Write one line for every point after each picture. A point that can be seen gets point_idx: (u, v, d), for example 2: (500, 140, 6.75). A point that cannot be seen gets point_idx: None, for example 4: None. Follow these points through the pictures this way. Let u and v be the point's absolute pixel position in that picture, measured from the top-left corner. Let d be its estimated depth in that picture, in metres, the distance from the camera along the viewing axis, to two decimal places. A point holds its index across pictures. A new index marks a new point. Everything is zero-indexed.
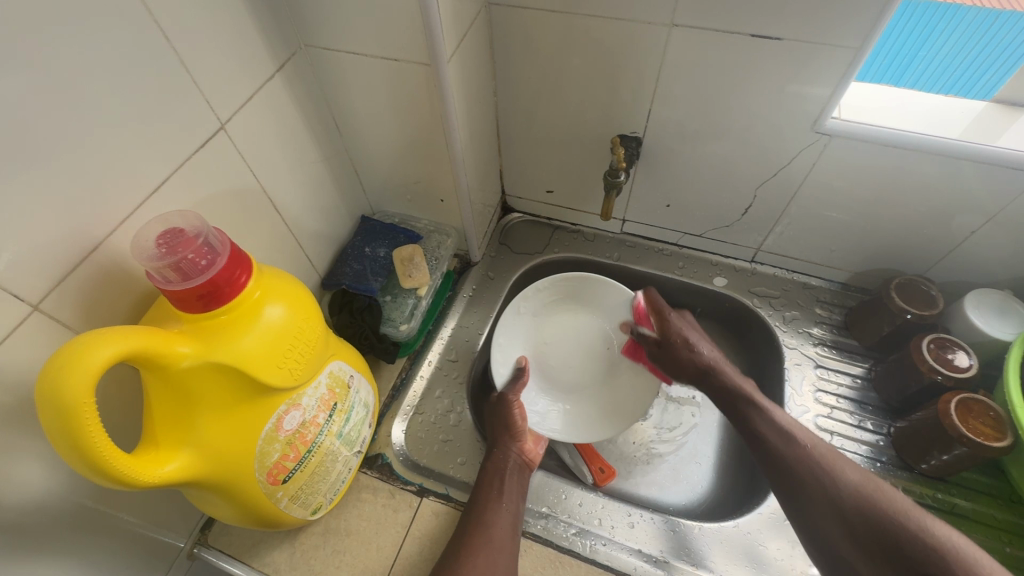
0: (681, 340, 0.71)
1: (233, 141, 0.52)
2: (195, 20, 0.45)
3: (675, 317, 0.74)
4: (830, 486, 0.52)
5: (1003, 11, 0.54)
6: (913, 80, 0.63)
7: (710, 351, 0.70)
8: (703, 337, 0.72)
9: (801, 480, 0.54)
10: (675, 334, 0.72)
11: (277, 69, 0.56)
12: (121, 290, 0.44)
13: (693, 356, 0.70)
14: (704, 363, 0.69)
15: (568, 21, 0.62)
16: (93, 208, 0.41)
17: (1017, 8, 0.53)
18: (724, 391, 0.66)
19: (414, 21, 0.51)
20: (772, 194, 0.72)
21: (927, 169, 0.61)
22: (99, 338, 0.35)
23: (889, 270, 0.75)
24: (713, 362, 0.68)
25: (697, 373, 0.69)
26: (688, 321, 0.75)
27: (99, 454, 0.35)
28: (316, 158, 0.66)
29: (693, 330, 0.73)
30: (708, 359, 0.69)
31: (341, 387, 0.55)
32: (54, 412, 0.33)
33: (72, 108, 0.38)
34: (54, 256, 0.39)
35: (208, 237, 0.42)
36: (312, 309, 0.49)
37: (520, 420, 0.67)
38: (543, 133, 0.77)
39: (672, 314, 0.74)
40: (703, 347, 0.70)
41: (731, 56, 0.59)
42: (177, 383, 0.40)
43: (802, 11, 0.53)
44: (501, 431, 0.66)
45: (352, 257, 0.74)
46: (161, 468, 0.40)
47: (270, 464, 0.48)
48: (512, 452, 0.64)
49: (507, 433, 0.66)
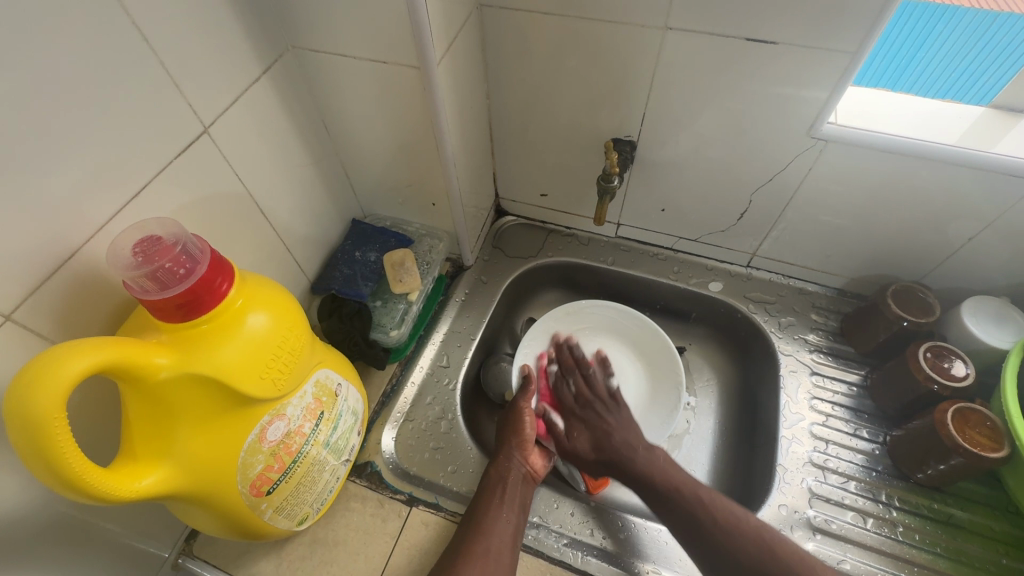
0: (590, 432, 0.67)
1: (218, 145, 0.51)
2: (177, 20, 0.44)
3: (594, 378, 0.71)
4: (711, 524, 0.56)
5: (1002, 14, 0.53)
6: (909, 84, 0.62)
7: (626, 437, 0.65)
8: (625, 420, 0.68)
9: (686, 512, 0.57)
10: (579, 414, 0.69)
11: (264, 70, 0.55)
12: (99, 298, 0.43)
13: (591, 442, 0.66)
14: (615, 444, 0.65)
15: (561, 24, 0.61)
16: (68, 214, 0.40)
17: (1016, 11, 0.53)
18: (618, 467, 0.64)
19: (402, 23, 0.50)
20: (768, 199, 0.71)
21: (924, 175, 0.60)
22: (71, 351, 0.34)
23: (885, 276, 0.75)
24: (614, 437, 0.65)
25: (590, 463, 0.66)
26: (618, 407, 0.69)
27: (72, 470, 0.34)
28: (305, 162, 0.65)
29: (609, 416, 0.68)
30: (627, 445, 0.64)
31: (328, 396, 0.54)
32: (23, 429, 0.32)
33: (46, 111, 0.37)
34: (28, 264, 0.38)
35: (187, 244, 0.41)
36: (296, 316, 0.48)
37: (530, 429, 0.66)
38: (536, 136, 0.76)
39: (597, 399, 0.70)
40: (612, 419, 0.68)
41: (727, 59, 0.58)
42: (155, 394, 0.39)
43: (797, 14, 0.52)
44: (507, 439, 0.65)
45: (342, 261, 0.73)
46: (138, 482, 0.39)
47: (253, 476, 0.47)
48: (516, 462, 0.63)
49: (515, 441, 0.65)
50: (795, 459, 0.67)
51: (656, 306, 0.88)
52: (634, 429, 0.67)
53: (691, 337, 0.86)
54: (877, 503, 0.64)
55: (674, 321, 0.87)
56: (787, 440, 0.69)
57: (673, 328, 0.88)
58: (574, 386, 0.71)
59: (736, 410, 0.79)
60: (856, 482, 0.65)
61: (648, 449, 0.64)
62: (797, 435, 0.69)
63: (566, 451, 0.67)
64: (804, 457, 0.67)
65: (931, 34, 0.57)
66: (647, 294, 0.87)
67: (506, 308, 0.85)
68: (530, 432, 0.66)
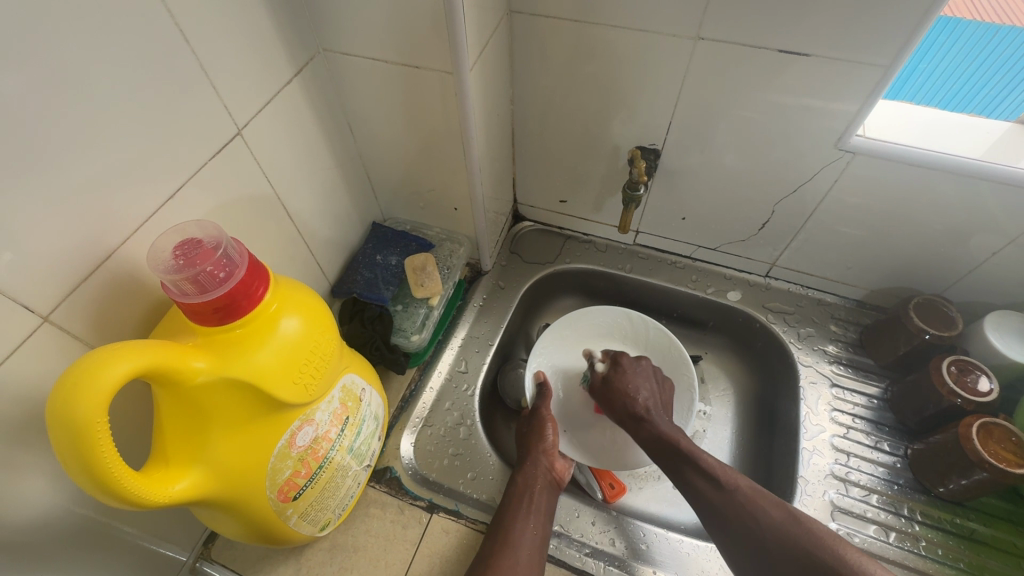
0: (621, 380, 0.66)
1: (249, 147, 0.51)
2: (214, 22, 0.43)
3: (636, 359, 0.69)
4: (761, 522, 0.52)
5: (1003, 27, 0.53)
6: (912, 94, 0.62)
7: (650, 397, 0.65)
8: (653, 386, 0.67)
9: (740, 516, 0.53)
10: (625, 362, 0.68)
11: (295, 73, 0.55)
12: (133, 299, 0.43)
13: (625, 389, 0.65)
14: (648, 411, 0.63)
15: (590, 31, 0.61)
16: (106, 215, 0.39)
17: (1018, 24, 0.53)
18: (632, 412, 0.64)
19: (437, 28, 0.50)
20: (790, 210, 0.71)
21: (950, 190, 0.60)
22: (113, 354, 0.33)
23: (905, 289, 0.75)
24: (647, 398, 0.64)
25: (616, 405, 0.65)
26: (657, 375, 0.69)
27: (109, 474, 0.34)
28: (330, 164, 0.65)
29: (642, 373, 0.67)
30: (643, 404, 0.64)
31: (353, 401, 0.54)
32: (66, 431, 0.32)
33: (87, 111, 0.36)
34: (68, 265, 0.38)
35: (226, 248, 0.41)
36: (328, 321, 0.47)
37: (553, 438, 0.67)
38: (558, 143, 0.76)
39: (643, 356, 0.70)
40: (646, 383, 0.66)
41: (756, 70, 0.58)
42: (192, 399, 0.39)
43: (830, 26, 0.52)
44: (533, 445, 0.66)
45: (363, 264, 0.73)
46: (171, 487, 0.39)
47: (281, 481, 0.46)
48: (542, 469, 0.63)
49: (540, 448, 0.65)
50: (816, 471, 0.67)
51: (674, 314, 0.87)
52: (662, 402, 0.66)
53: (707, 346, 0.86)
54: (899, 517, 0.64)
55: (690, 330, 0.87)
56: (808, 451, 0.68)
57: (690, 337, 0.87)
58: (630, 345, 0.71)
59: (754, 420, 0.79)
60: (877, 496, 0.65)
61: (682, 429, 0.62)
62: (817, 447, 0.69)
63: (602, 387, 0.68)
64: (825, 469, 0.67)
65: (931, 51, 0.57)
66: (665, 303, 0.87)
67: (523, 314, 0.85)
68: (553, 439, 0.66)
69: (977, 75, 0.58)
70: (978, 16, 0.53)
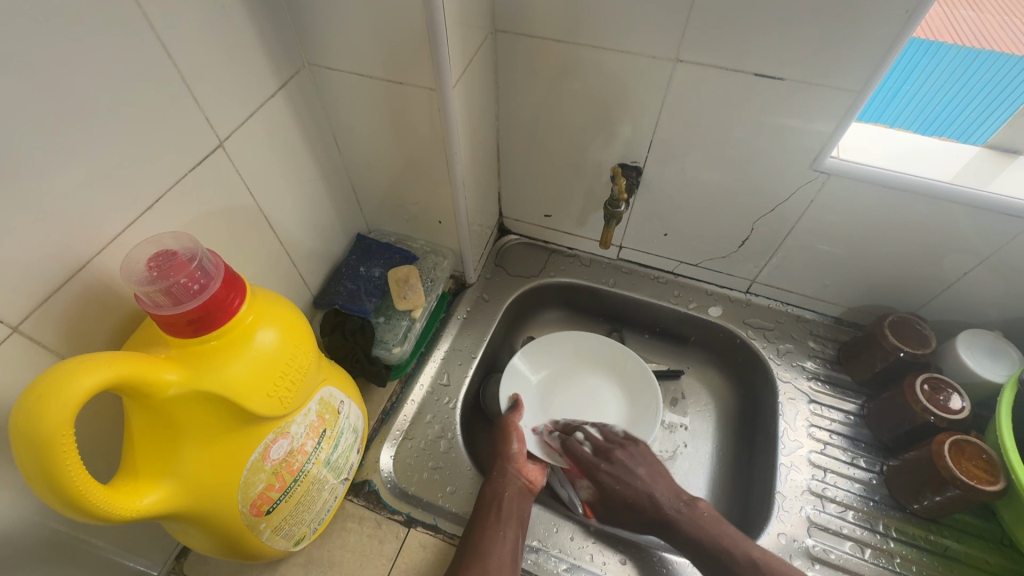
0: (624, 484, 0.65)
1: (231, 158, 0.51)
2: (197, 35, 0.44)
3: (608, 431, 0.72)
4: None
5: (982, 52, 0.55)
6: (894, 116, 0.64)
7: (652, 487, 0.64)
8: (643, 467, 0.67)
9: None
10: (604, 469, 0.68)
11: (279, 86, 0.55)
12: (107, 309, 0.43)
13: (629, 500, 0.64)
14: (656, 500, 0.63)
15: (573, 51, 0.62)
16: (82, 226, 0.39)
17: (997, 49, 0.54)
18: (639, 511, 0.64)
19: (421, 45, 0.51)
20: (769, 228, 0.72)
21: (921, 211, 0.62)
22: (83, 366, 0.33)
23: (881, 307, 0.76)
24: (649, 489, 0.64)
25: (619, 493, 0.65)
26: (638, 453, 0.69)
27: (74, 487, 0.33)
28: (314, 176, 0.65)
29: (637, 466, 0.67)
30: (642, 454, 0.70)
31: (331, 413, 0.53)
32: (30, 445, 0.31)
33: (64, 121, 0.36)
34: (39, 275, 0.37)
35: (202, 259, 0.41)
36: (305, 333, 0.47)
37: (517, 447, 0.67)
38: (542, 158, 0.77)
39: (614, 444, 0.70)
40: (641, 472, 0.66)
41: (734, 92, 0.59)
42: (162, 411, 0.38)
43: (802, 52, 0.54)
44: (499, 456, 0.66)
45: (346, 276, 0.73)
46: (140, 500, 0.38)
47: (254, 495, 0.46)
48: (511, 476, 0.63)
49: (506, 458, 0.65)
50: (794, 486, 0.67)
51: (657, 329, 0.88)
52: (662, 475, 0.66)
53: (688, 361, 0.87)
54: (874, 533, 0.64)
55: (672, 345, 0.88)
56: (786, 467, 0.69)
57: (672, 352, 0.88)
58: (593, 445, 0.70)
59: (734, 435, 0.79)
60: (853, 512, 0.66)
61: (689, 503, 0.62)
62: (795, 462, 0.69)
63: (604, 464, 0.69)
64: (802, 485, 0.68)
65: (912, 74, 0.59)
66: (648, 318, 0.87)
67: (507, 326, 0.85)
68: (519, 448, 0.67)
69: (958, 97, 0.60)
70: (960, 41, 0.55)
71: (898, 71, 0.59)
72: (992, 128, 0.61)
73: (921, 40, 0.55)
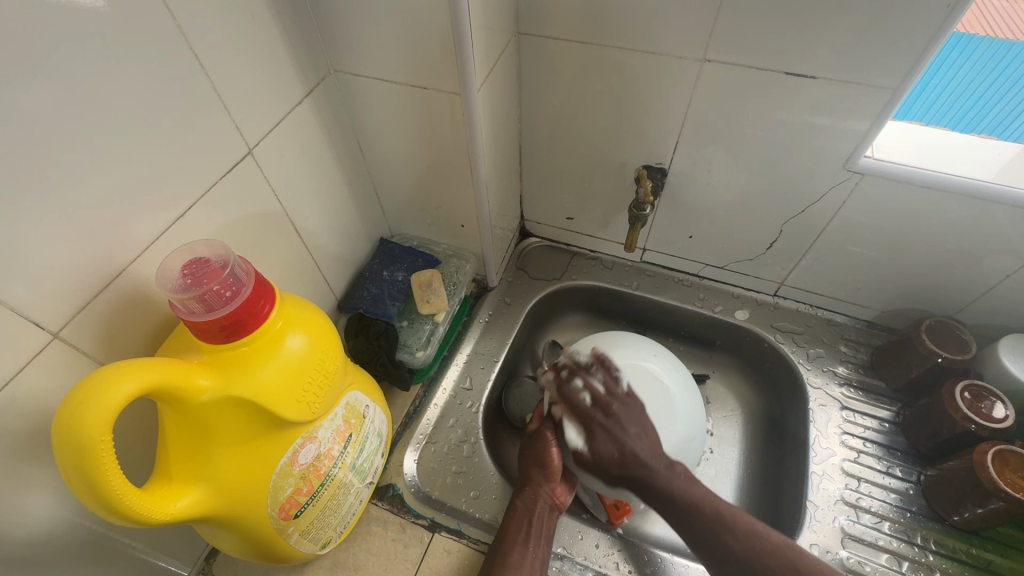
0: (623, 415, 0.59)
1: (260, 166, 0.52)
2: (227, 44, 0.45)
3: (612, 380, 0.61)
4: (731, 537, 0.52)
5: (1016, 41, 0.52)
6: (923, 112, 0.61)
7: (635, 447, 0.57)
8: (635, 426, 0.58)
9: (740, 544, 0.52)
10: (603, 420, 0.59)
11: (306, 93, 0.56)
12: (142, 316, 0.43)
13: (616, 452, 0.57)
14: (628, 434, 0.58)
15: (598, 53, 0.62)
16: (118, 235, 0.40)
17: None
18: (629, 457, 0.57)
19: (446, 49, 0.51)
20: (799, 230, 0.71)
21: (961, 211, 0.59)
22: (120, 373, 0.34)
23: (917, 311, 0.73)
24: (637, 450, 0.56)
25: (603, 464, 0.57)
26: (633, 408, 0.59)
27: (112, 493, 0.34)
28: (339, 181, 0.65)
29: (622, 417, 0.58)
30: (625, 459, 0.56)
31: (356, 418, 0.54)
32: (70, 450, 0.32)
33: (103, 133, 0.37)
34: (78, 282, 0.38)
35: (233, 266, 0.41)
36: (332, 339, 0.48)
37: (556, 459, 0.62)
38: (565, 160, 0.76)
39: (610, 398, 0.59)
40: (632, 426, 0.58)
41: (763, 91, 0.58)
42: (195, 416, 0.39)
43: (834, 50, 0.52)
44: (533, 469, 0.63)
45: (370, 280, 0.73)
46: (174, 504, 0.39)
47: (283, 499, 0.46)
48: (542, 494, 0.61)
49: (541, 474, 0.62)
50: (826, 495, 0.66)
51: (682, 333, 0.87)
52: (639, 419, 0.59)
53: (715, 366, 0.85)
54: (912, 546, 0.62)
55: (698, 349, 0.86)
56: (818, 476, 0.67)
57: (697, 356, 0.86)
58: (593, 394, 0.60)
59: (763, 442, 0.78)
60: (889, 523, 0.64)
61: (669, 465, 0.56)
62: (827, 471, 0.67)
63: (585, 441, 0.59)
64: (835, 495, 0.66)
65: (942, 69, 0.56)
66: (673, 321, 0.86)
67: (529, 330, 0.85)
68: (558, 461, 0.62)
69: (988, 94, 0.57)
70: (992, 32, 0.52)
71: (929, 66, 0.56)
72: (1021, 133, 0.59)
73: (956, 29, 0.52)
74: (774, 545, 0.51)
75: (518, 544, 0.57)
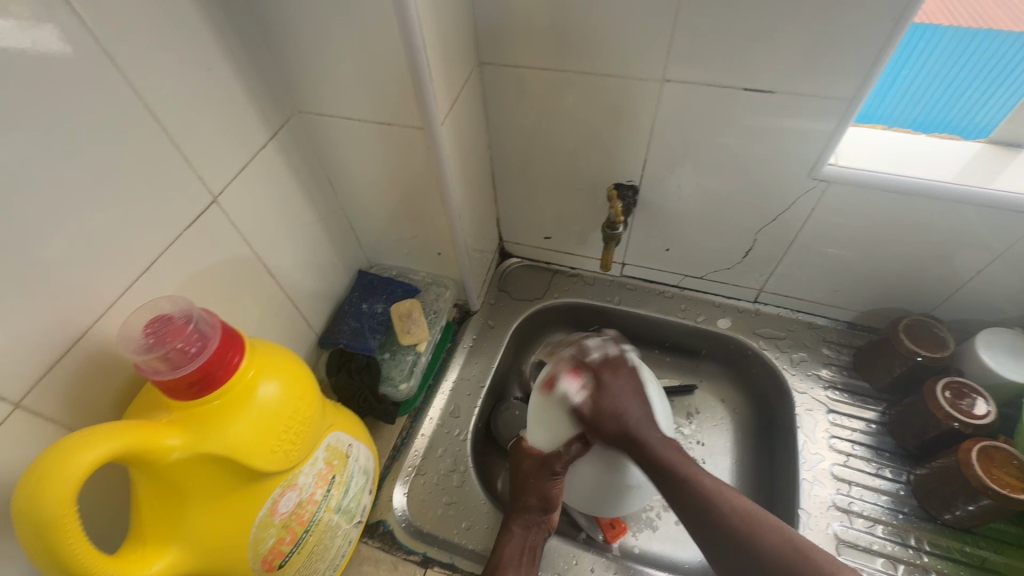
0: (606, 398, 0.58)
1: (227, 212, 0.52)
2: (184, 96, 0.45)
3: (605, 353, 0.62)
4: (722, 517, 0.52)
5: (981, 32, 0.52)
6: (896, 102, 0.62)
7: (632, 413, 0.58)
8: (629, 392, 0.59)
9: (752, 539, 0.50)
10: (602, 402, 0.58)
11: (271, 135, 0.56)
12: (109, 375, 0.43)
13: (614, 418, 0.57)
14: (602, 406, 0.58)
15: (560, 78, 0.62)
16: (78, 298, 0.40)
17: (997, 28, 0.52)
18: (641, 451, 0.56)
19: (406, 86, 0.51)
20: (773, 237, 0.71)
21: (927, 212, 0.60)
22: (84, 441, 0.33)
23: (895, 310, 0.74)
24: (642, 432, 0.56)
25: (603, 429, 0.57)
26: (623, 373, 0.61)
27: (81, 564, 0.33)
28: (312, 219, 0.65)
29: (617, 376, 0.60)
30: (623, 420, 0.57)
31: (339, 459, 0.53)
32: (32, 526, 0.31)
33: (59, 196, 0.37)
34: (39, 349, 0.38)
35: (198, 321, 0.41)
36: (308, 383, 0.47)
37: (556, 490, 0.61)
38: (538, 181, 0.77)
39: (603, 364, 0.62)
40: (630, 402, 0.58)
41: (725, 106, 0.59)
42: (166, 475, 0.38)
43: (788, 63, 0.53)
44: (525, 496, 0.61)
45: (349, 314, 0.73)
46: (147, 568, 0.38)
47: (265, 550, 0.46)
48: (534, 517, 0.61)
49: (539, 501, 0.61)
50: (818, 502, 0.66)
51: (668, 345, 0.87)
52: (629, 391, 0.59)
53: (703, 374, 0.85)
54: (906, 548, 0.62)
55: (685, 359, 0.86)
56: (809, 482, 0.67)
57: (685, 365, 0.86)
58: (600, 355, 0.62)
59: (755, 451, 0.77)
60: (882, 526, 0.64)
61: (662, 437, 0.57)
62: (818, 476, 0.68)
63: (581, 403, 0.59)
64: (827, 500, 0.66)
65: (911, 58, 0.56)
66: (655, 333, 0.86)
67: (515, 351, 0.85)
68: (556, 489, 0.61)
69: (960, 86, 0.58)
70: (956, 23, 0.53)
71: (897, 57, 0.57)
72: (983, 123, 0.60)
73: (917, 23, 0.53)
74: (772, 531, 0.50)
75: (515, 569, 0.57)
